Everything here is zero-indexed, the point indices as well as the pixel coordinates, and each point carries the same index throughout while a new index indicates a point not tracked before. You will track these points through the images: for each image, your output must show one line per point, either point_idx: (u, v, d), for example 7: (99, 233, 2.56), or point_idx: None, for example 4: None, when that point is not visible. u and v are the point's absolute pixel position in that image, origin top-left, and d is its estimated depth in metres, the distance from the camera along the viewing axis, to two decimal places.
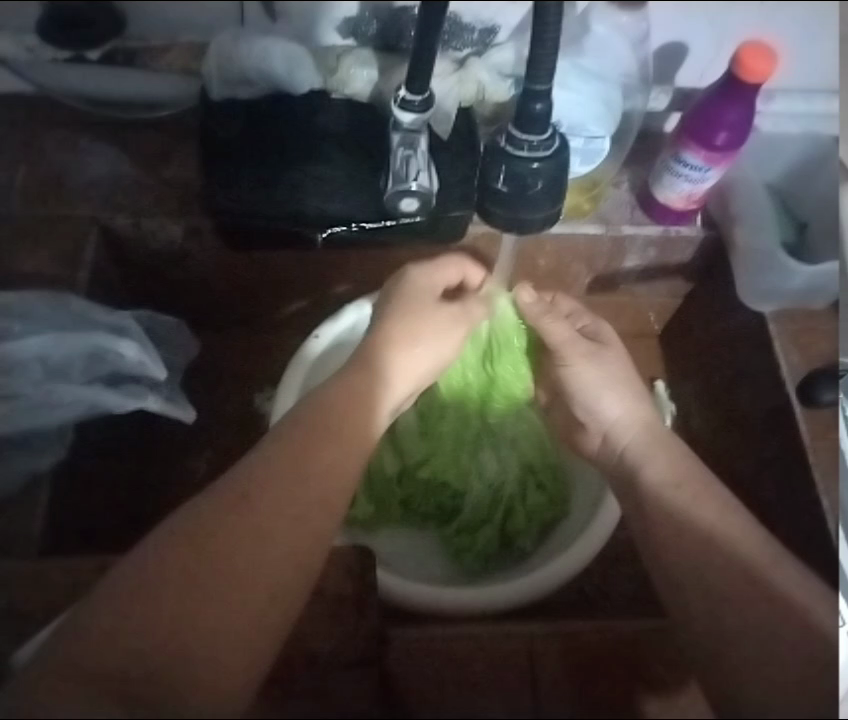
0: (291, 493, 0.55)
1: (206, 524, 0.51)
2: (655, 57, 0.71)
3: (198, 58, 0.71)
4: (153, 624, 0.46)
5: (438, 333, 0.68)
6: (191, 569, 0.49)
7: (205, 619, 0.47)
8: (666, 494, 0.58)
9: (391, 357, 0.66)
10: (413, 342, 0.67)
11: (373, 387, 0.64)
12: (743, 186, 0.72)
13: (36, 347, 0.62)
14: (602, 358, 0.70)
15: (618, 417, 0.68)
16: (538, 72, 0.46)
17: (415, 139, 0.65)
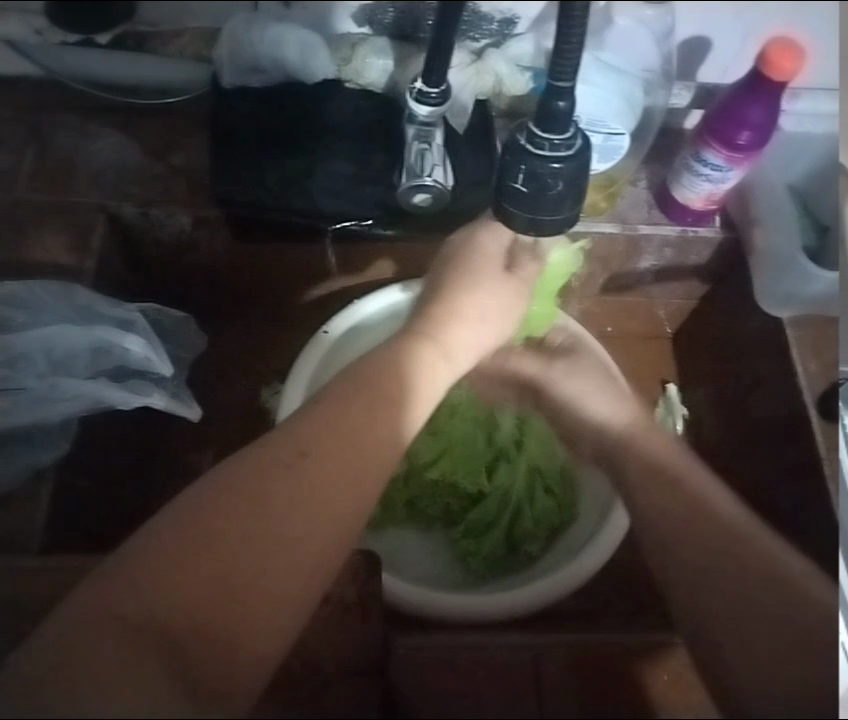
0: (328, 474, 0.52)
1: (234, 495, 0.51)
2: (678, 51, 0.65)
3: (210, 45, 0.64)
4: (175, 593, 0.45)
5: (497, 302, 0.65)
6: (227, 532, 0.48)
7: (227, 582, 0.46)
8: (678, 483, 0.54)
9: (444, 327, 0.64)
10: (471, 313, 0.64)
11: (428, 353, 0.62)
12: (763, 187, 0.71)
13: (40, 339, 0.63)
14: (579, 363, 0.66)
15: (608, 418, 0.63)
16: (561, 68, 0.43)
17: (431, 133, 0.64)
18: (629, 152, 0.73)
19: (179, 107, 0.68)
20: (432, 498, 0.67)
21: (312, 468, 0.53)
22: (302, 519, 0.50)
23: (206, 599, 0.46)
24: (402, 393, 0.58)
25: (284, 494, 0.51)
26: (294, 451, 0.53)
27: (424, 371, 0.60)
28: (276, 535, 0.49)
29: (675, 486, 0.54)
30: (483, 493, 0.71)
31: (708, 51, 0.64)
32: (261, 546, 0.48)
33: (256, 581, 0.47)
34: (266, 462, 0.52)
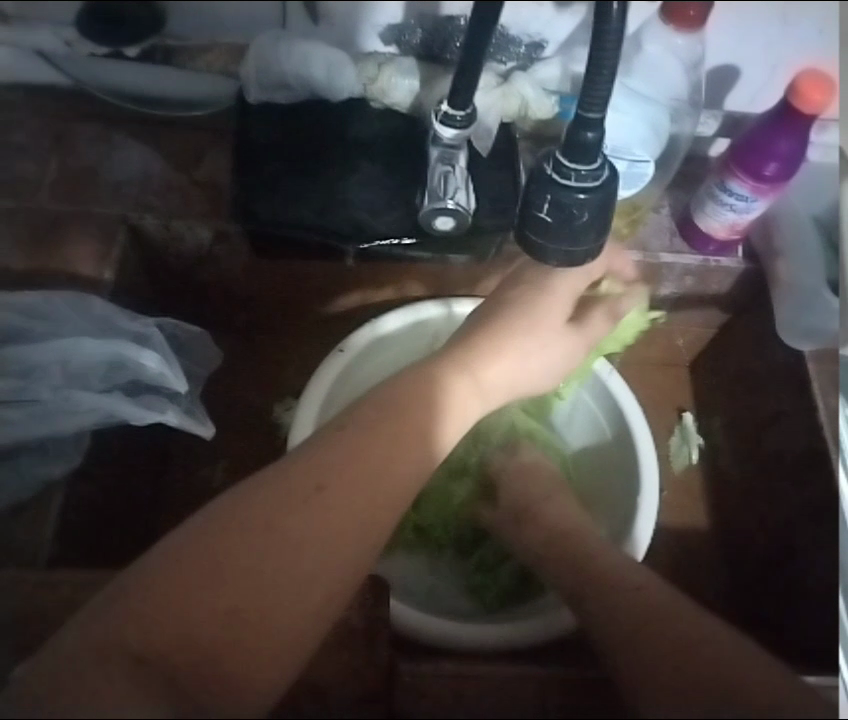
0: (353, 503, 0.49)
1: (260, 513, 0.47)
2: (709, 77, 0.66)
3: (238, 61, 0.65)
4: (195, 610, 0.43)
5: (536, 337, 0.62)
6: (249, 558, 0.45)
7: (242, 629, 0.44)
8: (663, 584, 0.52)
9: (483, 358, 0.60)
10: (516, 348, 0.62)
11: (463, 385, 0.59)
12: (787, 218, 0.69)
13: (61, 350, 0.60)
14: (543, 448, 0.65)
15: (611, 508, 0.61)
16: (592, 98, 0.43)
17: (455, 156, 0.62)
18: (653, 180, 0.71)
19: (206, 120, 0.70)
20: (444, 526, 0.67)
21: (335, 488, 0.49)
22: (322, 554, 0.47)
23: (211, 634, 0.43)
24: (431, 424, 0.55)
25: (301, 520, 0.48)
26: (310, 470, 0.50)
27: (452, 405, 0.57)
28: (288, 568, 0.46)
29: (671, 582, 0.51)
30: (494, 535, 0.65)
31: (736, 78, 0.66)
32: (280, 573, 0.46)
33: (280, 606, 0.45)
34: (287, 489, 0.49)
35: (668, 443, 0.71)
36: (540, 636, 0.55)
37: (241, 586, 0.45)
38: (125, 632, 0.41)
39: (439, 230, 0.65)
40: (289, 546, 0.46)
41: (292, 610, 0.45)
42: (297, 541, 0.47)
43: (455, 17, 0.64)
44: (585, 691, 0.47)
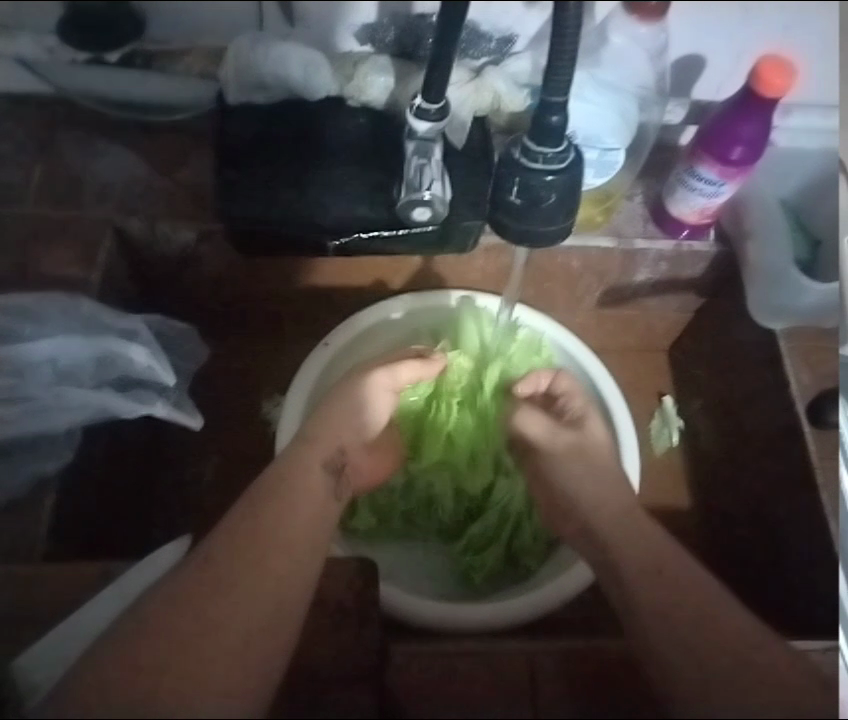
0: (271, 536, 0.50)
1: (227, 547, 0.49)
2: (674, 67, 0.64)
3: (217, 63, 0.65)
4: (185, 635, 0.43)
5: (371, 391, 0.66)
6: (218, 585, 0.46)
7: (207, 656, 0.43)
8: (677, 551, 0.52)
9: (326, 428, 0.62)
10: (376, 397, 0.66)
11: (302, 449, 0.59)
12: (757, 202, 0.72)
13: (49, 349, 0.62)
14: (584, 445, 0.66)
15: (590, 494, 0.61)
16: (554, 84, 0.45)
17: (430, 149, 0.63)
18: (625, 168, 0.73)
19: (185, 123, 0.70)
20: (429, 510, 0.72)
21: (232, 552, 0.48)
22: (285, 562, 0.49)
23: (203, 655, 0.42)
24: (286, 484, 0.55)
25: (258, 543, 0.50)
26: (251, 504, 0.53)
27: (302, 468, 0.57)
28: (250, 581, 0.47)
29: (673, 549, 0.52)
30: (485, 515, 0.71)
31: (704, 66, 0.64)
32: (246, 589, 0.47)
33: (245, 613, 0.45)
34: (243, 515, 0.51)
35: (649, 427, 0.74)
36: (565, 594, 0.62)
37: (215, 609, 0.45)
38: (124, 659, 0.41)
39: (416, 220, 0.68)
40: (247, 569, 0.48)
41: (263, 612, 0.46)
42: (253, 559, 0.48)
43: (426, 16, 0.63)
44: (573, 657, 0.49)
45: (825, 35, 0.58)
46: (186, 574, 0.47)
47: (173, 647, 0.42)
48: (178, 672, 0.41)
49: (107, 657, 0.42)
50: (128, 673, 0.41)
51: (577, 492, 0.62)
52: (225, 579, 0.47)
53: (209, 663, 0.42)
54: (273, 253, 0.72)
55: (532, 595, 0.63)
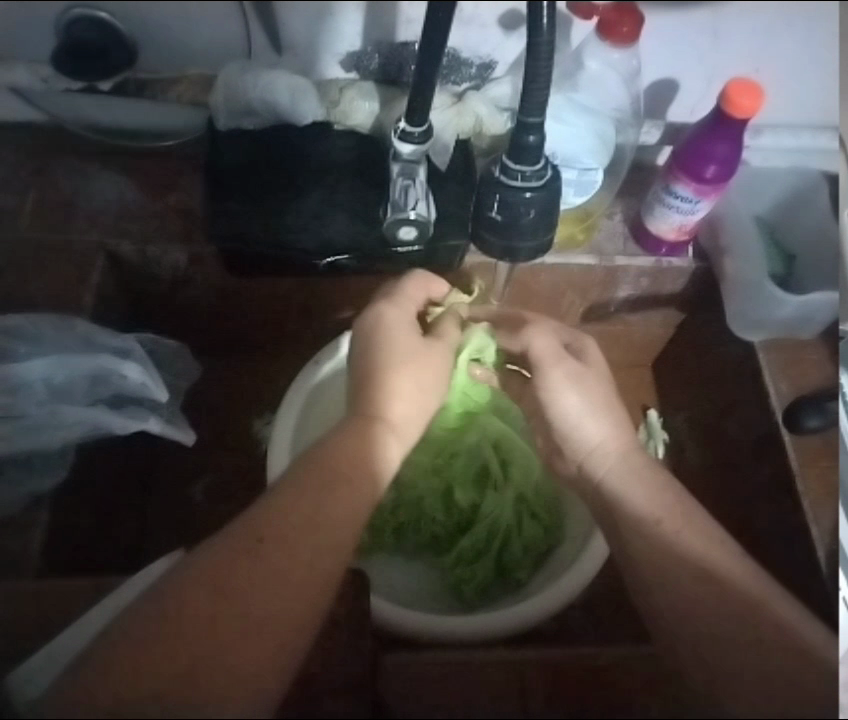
0: (303, 524, 0.51)
1: (272, 521, 0.51)
2: (647, 93, 0.67)
3: (207, 91, 0.65)
4: (209, 618, 0.45)
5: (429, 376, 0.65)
6: (264, 563, 0.49)
7: (234, 651, 0.45)
8: (648, 526, 0.56)
9: (391, 407, 0.63)
10: (423, 386, 0.65)
11: (365, 434, 0.60)
12: (733, 217, 0.76)
13: (41, 370, 0.66)
14: (581, 373, 0.68)
15: (597, 443, 0.66)
16: (531, 106, 0.47)
17: (415, 169, 0.68)
18: (603, 188, 0.76)
19: None
20: (419, 524, 0.73)
21: (275, 543, 0.50)
22: (307, 552, 0.50)
23: (236, 652, 0.45)
24: (345, 471, 0.56)
25: (284, 530, 0.51)
26: (318, 483, 0.55)
27: (372, 448, 0.60)
28: (299, 558, 0.50)
29: (654, 531, 0.56)
30: (477, 526, 0.73)
31: (677, 92, 0.66)
32: (293, 568, 0.49)
33: (277, 613, 0.47)
34: (306, 492, 0.54)
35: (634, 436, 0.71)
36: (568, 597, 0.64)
37: (260, 587, 0.48)
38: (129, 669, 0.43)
39: (403, 238, 0.71)
40: (297, 544, 0.50)
41: (296, 611, 0.47)
42: (300, 534, 0.51)
43: (409, 44, 0.63)
44: (561, 664, 0.49)
45: (800, 62, 0.60)
46: (229, 551, 0.49)
47: (208, 633, 0.45)
48: (210, 659, 0.44)
49: (107, 656, 0.43)
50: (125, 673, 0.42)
51: (581, 437, 0.67)
52: (279, 556, 0.49)
53: (244, 647, 0.45)
54: (268, 270, 0.75)
55: (519, 607, 0.64)
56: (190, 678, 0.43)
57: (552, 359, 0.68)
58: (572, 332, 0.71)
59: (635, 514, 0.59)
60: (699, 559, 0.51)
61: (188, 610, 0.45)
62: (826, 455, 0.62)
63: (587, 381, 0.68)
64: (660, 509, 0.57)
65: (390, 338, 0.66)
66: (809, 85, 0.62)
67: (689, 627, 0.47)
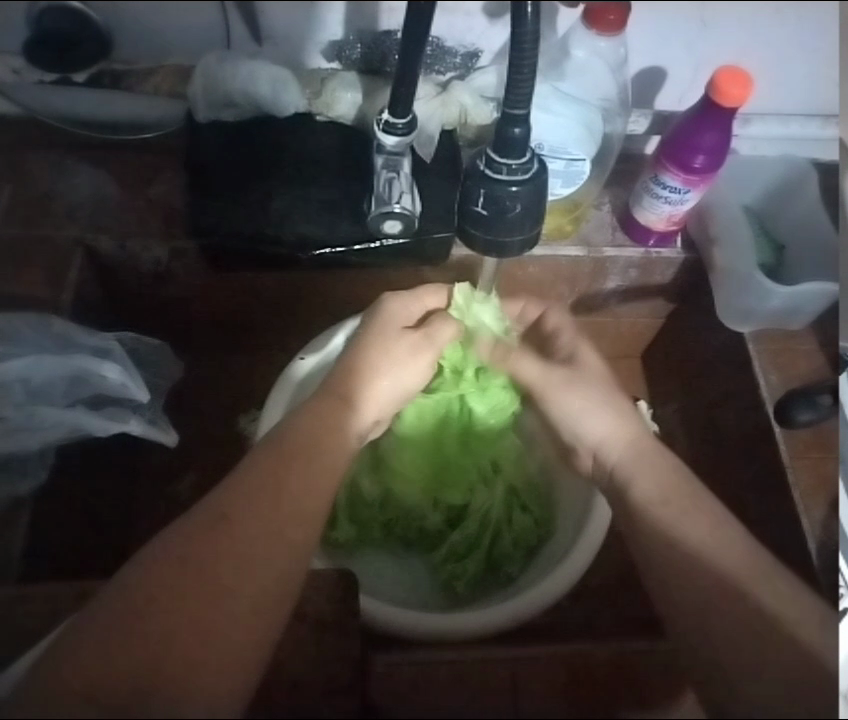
0: (278, 508, 0.51)
1: (239, 497, 0.50)
2: (634, 80, 0.67)
3: (184, 82, 0.64)
4: (176, 608, 0.44)
5: (402, 359, 0.65)
6: (230, 540, 0.48)
7: (200, 638, 0.43)
8: (652, 511, 0.55)
9: (358, 387, 0.63)
10: (388, 369, 0.65)
11: (334, 409, 0.60)
12: (722, 206, 0.74)
13: (18, 368, 0.63)
14: (575, 377, 0.67)
15: (604, 436, 0.63)
16: (515, 98, 0.45)
17: (399, 162, 0.63)
18: (591, 178, 0.75)
19: (155, 143, 0.72)
20: (408, 523, 0.72)
21: (244, 520, 0.49)
22: (277, 549, 0.49)
23: (198, 642, 0.43)
24: (315, 447, 0.56)
25: (262, 512, 0.50)
26: (276, 460, 0.54)
27: (334, 427, 0.59)
28: (267, 537, 0.49)
29: (657, 515, 0.54)
30: (468, 520, 0.72)
31: (665, 79, 0.67)
32: (265, 558, 0.48)
33: (241, 605, 0.45)
34: (277, 456, 0.54)
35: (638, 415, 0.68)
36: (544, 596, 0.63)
37: (226, 559, 0.47)
38: (113, 663, 0.41)
39: (388, 232, 0.67)
40: (266, 522, 0.50)
41: (257, 604, 0.46)
42: (269, 511, 0.50)
43: (392, 32, 0.64)
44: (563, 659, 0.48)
45: (788, 48, 0.58)
46: (196, 527, 0.48)
47: (175, 605, 0.44)
48: (189, 631, 0.43)
49: (90, 655, 0.41)
50: (110, 671, 0.41)
51: (587, 435, 0.65)
52: (243, 528, 0.49)
53: (213, 634, 0.44)
54: (252, 264, 0.73)
55: (519, 599, 0.64)
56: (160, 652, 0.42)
57: (547, 364, 0.69)
58: (572, 332, 0.71)
59: (641, 502, 0.57)
60: (695, 549, 0.50)
61: (157, 597, 0.44)
62: (820, 444, 0.63)
63: (584, 383, 0.66)
64: (666, 490, 0.56)
65: (381, 323, 0.67)
66: (795, 70, 0.61)
67: (689, 619, 0.46)
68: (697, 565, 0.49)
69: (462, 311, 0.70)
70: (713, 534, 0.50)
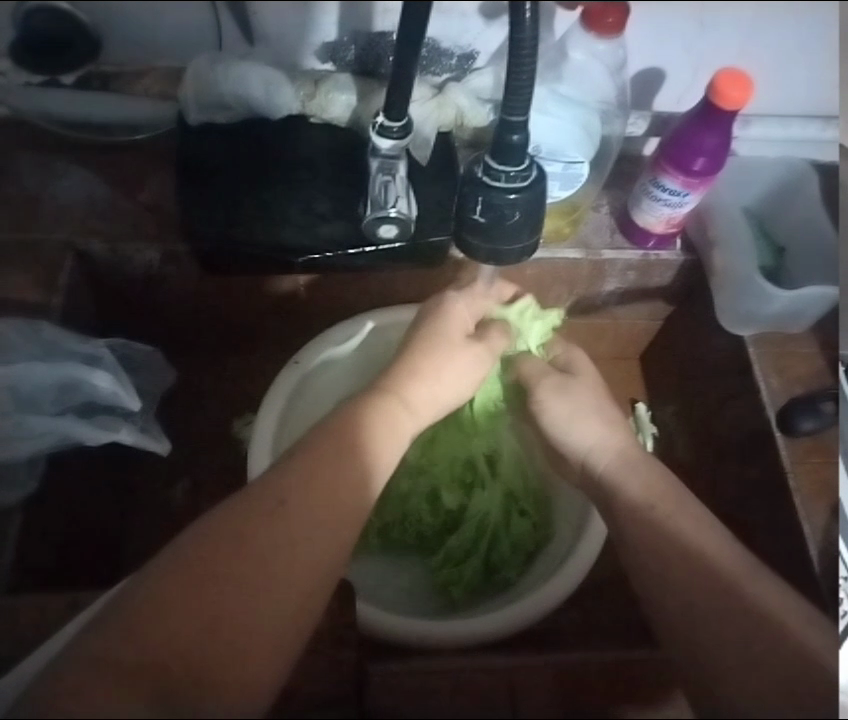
0: (335, 502, 0.51)
1: (294, 487, 0.51)
2: (633, 81, 0.66)
3: (174, 84, 0.63)
4: (217, 591, 0.44)
5: (457, 356, 0.65)
6: (283, 530, 0.48)
7: (237, 625, 0.43)
8: (640, 512, 0.56)
9: (415, 382, 0.63)
10: (443, 366, 0.64)
11: (393, 408, 0.60)
12: (721, 212, 0.76)
13: (10, 375, 0.63)
14: (570, 386, 0.68)
15: (592, 444, 0.65)
16: (513, 103, 0.45)
17: (394, 166, 0.62)
18: (589, 181, 0.74)
19: (147, 143, 0.71)
20: (405, 524, 0.72)
21: (299, 513, 0.49)
22: (321, 553, 0.48)
23: (235, 630, 0.43)
24: (366, 445, 0.56)
25: (306, 505, 0.50)
26: (336, 451, 0.54)
27: (389, 425, 0.59)
28: (317, 533, 0.49)
29: (649, 515, 0.55)
30: (466, 526, 0.72)
31: (663, 81, 0.66)
32: (307, 558, 0.47)
33: (279, 601, 0.45)
34: (322, 448, 0.54)
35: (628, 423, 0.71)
36: (553, 596, 0.63)
37: (282, 556, 0.47)
38: (125, 651, 0.40)
39: (384, 236, 0.67)
40: (319, 517, 0.50)
41: (290, 602, 0.45)
42: (324, 510, 0.50)
43: (387, 33, 0.62)
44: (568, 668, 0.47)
45: (781, 50, 0.56)
46: (247, 511, 0.49)
47: (224, 594, 0.44)
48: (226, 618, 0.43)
49: (91, 647, 0.40)
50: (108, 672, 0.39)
51: (575, 443, 0.66)
52: (301, 525, 0.49)
53: (253, 627, 0.43)
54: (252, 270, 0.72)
55: (508, 611, 0.62)
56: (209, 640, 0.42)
57: (547, 368, 0.70)
58: (565, 344, 0.73)
59: (630, 500, 0.58)
60: (687, 543, 0.50)
61: (198, 580, 0.44)
62: (820, 451, 0.61)
63: (572, 390, 0.68)
64: (654, 493, 0.57)
65: (434, 319, 0.67)
66: (794, 73, 0.59)
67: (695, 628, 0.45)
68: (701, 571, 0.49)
69: (517, 322, 0.72)
70: (700, 536, 0.50)
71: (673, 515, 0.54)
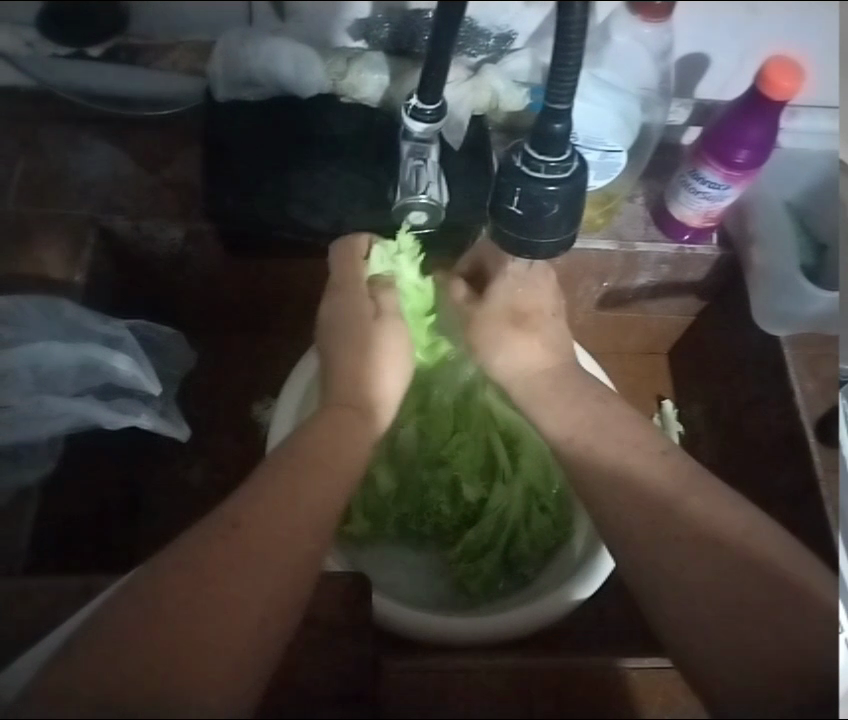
0: (295, 507, 0.51)
1: (271, 501, 0.50)
2: (676, 68, 0.64)
3: (204, 59, 0.65)
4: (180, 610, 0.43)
5: (395, 346, 0.63)
6: (244, 550, 0.47)
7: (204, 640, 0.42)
8: (561, 448, 0.61)
9: (362, 382, 0.62)
10: (387, 359, 0.63)
11: (351, 420, 0.59)
12: (762, 205, 0.72)
13: (28, 356, 0.63)
14: (488, 308, 0.65)
15: (504, 365, 0.66)
16: (558, 90, 0.42)
17: (426, 150, 0.63)
18: (625, 171, 0.73)
19: (172, 119, 0.70)
20: (423, 515, 0.69)
21: (255, 529, 0.49)
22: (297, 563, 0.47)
23: (203, 654, 0.41)
24: (326, 452, 0.56)
25: (265, 521, 0.49)
26: (303, 467, 0.54)
27: (343, 433, 0.58)
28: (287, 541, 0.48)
29: (573, 449, 0.60)
30: (483, 522, 0.69)
31: (707, 67, 0.63)
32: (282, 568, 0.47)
33: (245, 627, 0.44)
34: (284, 470, 0.53)
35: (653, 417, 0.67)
36: (550, 615, 0.60)
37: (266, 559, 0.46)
38: (112, 663, 0.39)
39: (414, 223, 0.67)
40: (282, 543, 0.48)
41: (263, 609, 0.44)
42: (292, 517, 0.50)
43: (422, 11, 0.62)
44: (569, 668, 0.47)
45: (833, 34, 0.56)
46: (205, 538, 0.47)
47: (181, 617, 0.42)
48: (204, 638, 0.42)
49: (88, 648, 0.40)
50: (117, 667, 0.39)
51: (496, 366, 0.66)
52: (260, 542, 0.48)
53: (224, 647, 0.42)
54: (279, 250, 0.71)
55: (528, 611, 0.60)
56: (180, 658, 0.40)
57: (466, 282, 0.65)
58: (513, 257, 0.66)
59: (550, 435, 0.63)
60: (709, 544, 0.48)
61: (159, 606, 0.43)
62: None
63: (496, 320, 0.65)
64: (570, 427, 0.61)
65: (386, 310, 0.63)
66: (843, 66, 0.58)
67: (717, 646, 0.44)
68: (697, 589, 0.46)
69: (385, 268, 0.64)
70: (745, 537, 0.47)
71: (643, 491, 0.54)
